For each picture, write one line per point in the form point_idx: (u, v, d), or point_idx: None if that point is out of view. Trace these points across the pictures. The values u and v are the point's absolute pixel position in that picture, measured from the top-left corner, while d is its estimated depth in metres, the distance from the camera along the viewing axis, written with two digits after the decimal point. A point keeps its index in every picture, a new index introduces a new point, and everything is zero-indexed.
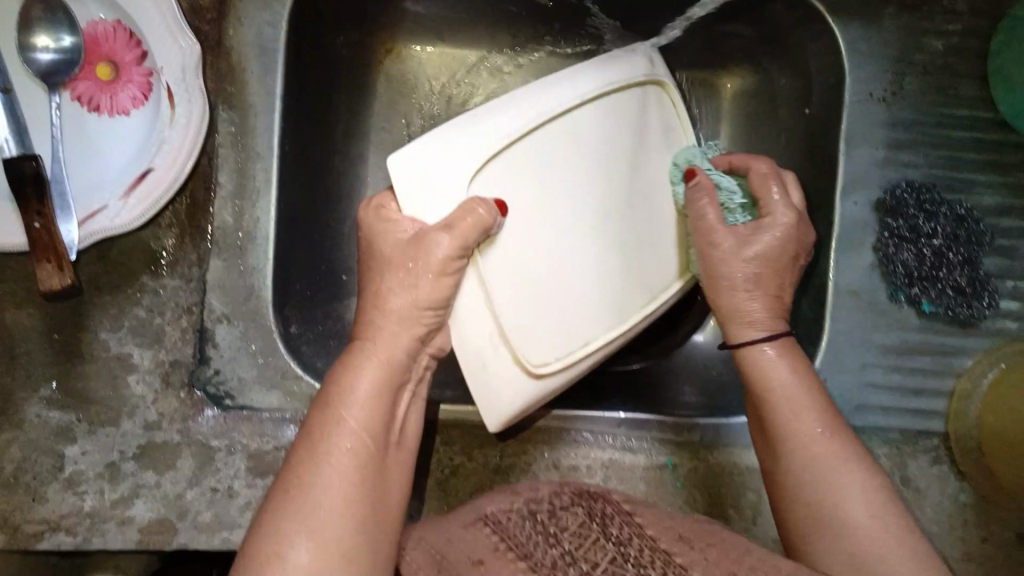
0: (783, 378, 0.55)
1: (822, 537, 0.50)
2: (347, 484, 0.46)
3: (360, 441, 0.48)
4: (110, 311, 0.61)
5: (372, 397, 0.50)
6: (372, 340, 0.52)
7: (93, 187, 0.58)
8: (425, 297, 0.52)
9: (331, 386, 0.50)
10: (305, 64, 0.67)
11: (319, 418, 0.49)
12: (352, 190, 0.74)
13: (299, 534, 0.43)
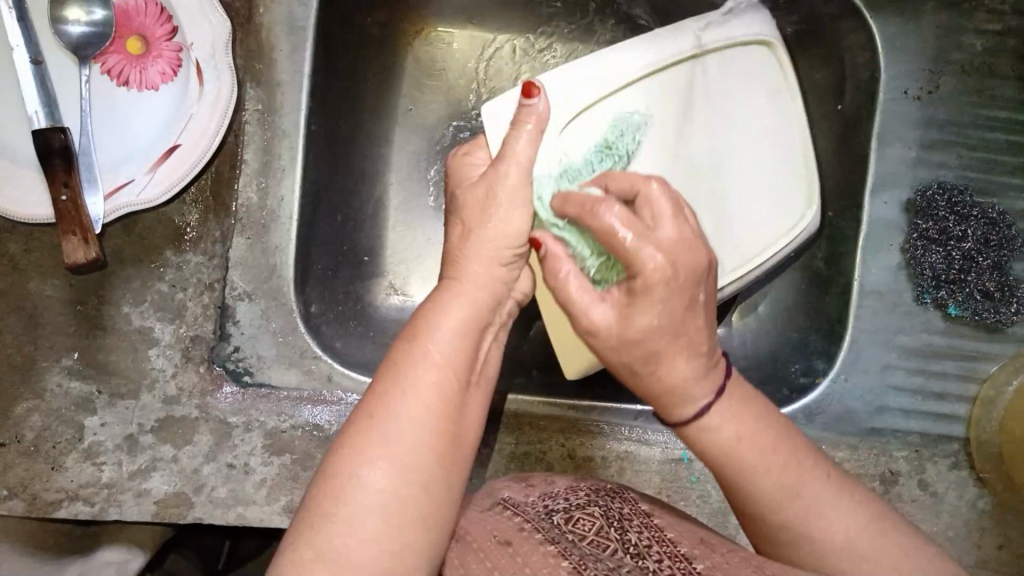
0: (727, 443, 0.42)
1: None
2: (432, 411, 0.40)
3: (450, 368, 0.41)
4: (132, 284, 0.61)
5: (472, 318, 0.45)
6: (462, 266, 0.46)
7: (120, 160, 0.58)
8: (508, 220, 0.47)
9: (428, 301, 0.45)
10: (334, 43, 0.66)
11: (401, 340, 0.42)
12: (377, 171, 0.74)
13: (379, 455, 0.38)
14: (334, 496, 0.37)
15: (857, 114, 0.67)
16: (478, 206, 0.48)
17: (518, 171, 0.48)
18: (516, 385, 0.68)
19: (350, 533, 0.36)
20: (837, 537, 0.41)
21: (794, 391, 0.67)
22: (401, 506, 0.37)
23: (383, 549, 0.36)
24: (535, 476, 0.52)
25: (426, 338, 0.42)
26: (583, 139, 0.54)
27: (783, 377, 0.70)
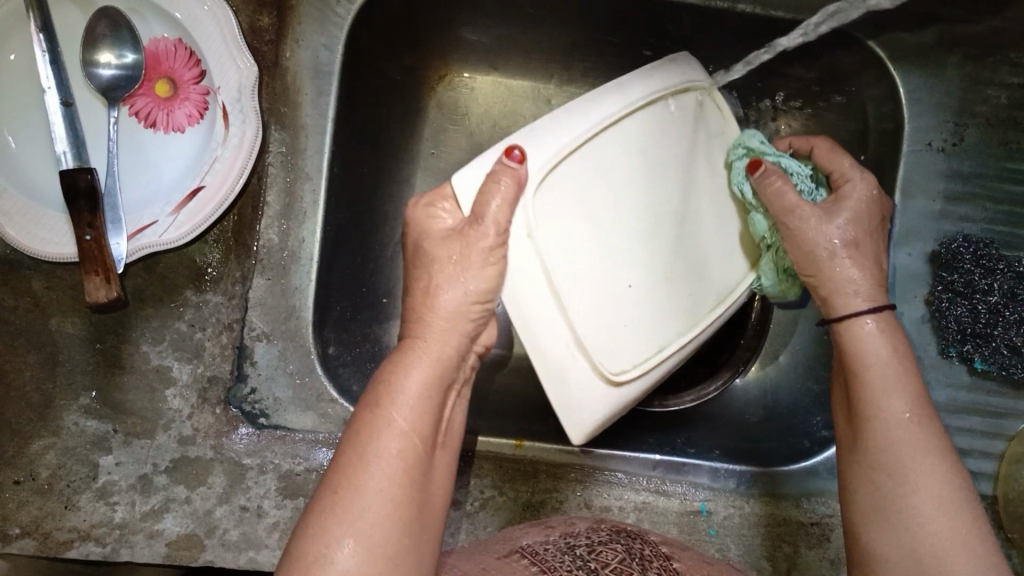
0: (878, 354, 0.49)
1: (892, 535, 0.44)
2: (396, 483, 0.41)
3: (409, 442, 0.42)
4: (152, 323, 0.61)
5: (425, 390, 0.45)
6: (420, 340, 0.47)
7: (145, 200, 0.58)
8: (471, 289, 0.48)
9: (380, 379, 0.46)
10: (359, 88, 0.67)
11: (363, 420, 0.43)
12: (398, 214, 0.75)
13: (349, 530, 0.38)
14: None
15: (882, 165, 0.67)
16: (438, 254, 0.50)
17: (495, 233, 0.48)
18: (532, 431, 0.68)
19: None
20: (925, 483, 0.44)
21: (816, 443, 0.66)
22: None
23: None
24: (553, 521, 0.52)
25: (385, 414, 0.43)
26: (562, 194, 0.50)
27: (804, 429, 0.68)
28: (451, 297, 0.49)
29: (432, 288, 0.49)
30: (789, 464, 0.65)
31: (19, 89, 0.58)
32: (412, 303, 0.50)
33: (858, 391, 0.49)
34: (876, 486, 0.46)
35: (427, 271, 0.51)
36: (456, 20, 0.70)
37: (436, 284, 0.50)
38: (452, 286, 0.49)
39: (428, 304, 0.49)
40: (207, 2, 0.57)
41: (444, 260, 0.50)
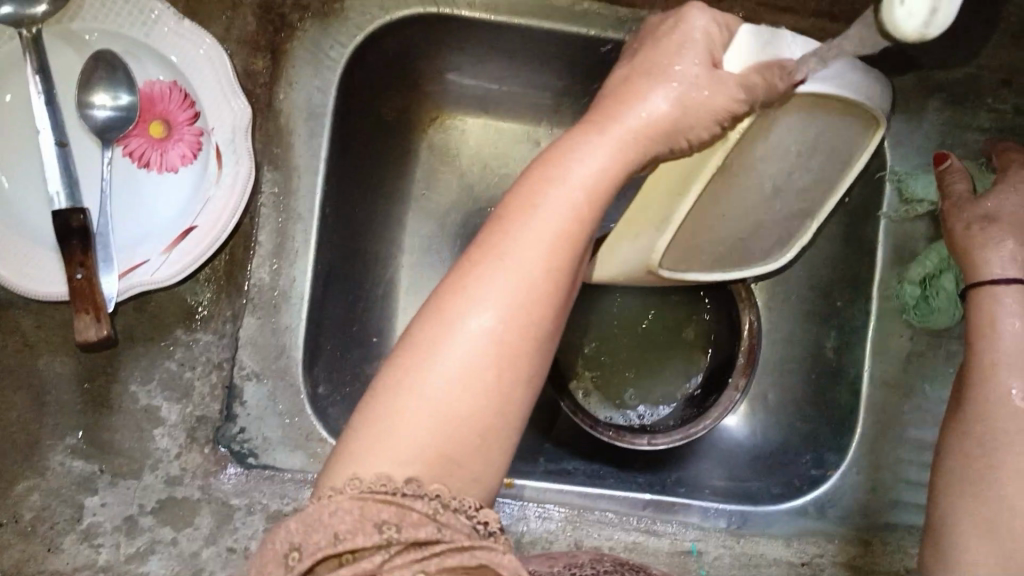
0: (1011, 332, 0.55)
1: (964, 493, 0.52)
2: (541, 286, 0.38)
3: (563, 241, 0.39)
4: (141, 363, 0.61)
5: (548, 259, 0.38)
6: (610, 125, 0.43)
7: (137, 239, 0.58)
8: (650, 132, 0.44)
9: (512, 218, 0.39)
10: (353, 130, 0.68)
11: (528, 198, 0.40)
12: (388, 254, 0.75)
13: (483, 307, 0.37)
14: (416, 358, 0.36)
15: (867, 206, 0.68)
16: (681, 62, 0.45)
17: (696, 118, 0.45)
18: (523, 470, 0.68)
19: (423, 401, 0.35)
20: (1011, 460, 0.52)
21: (805, 482, 0.66)
22: (482, 380, 0.36)
23: (442, 429, 0.35)
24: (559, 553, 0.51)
25: (542, 204, 0.40)
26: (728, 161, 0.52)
27: (795, 469, 0.69)
28: (653, 103, 0.44)
29: (633, 76, 0.46)
30: (782, 501, 0.64)
31: (14, 129, 0.58)
32: (613, 88, 0.46)
33: (979, 362, 0.56)
34: (962, 427, 0.55)
35: (633, 73, 0.46)
36: (448, 64, 0.72)
37: (625, 86, 0.46)
38: (661, 89, 0.45)
39: (634, 97, 0.45)
40: (202, 46, 0.58)
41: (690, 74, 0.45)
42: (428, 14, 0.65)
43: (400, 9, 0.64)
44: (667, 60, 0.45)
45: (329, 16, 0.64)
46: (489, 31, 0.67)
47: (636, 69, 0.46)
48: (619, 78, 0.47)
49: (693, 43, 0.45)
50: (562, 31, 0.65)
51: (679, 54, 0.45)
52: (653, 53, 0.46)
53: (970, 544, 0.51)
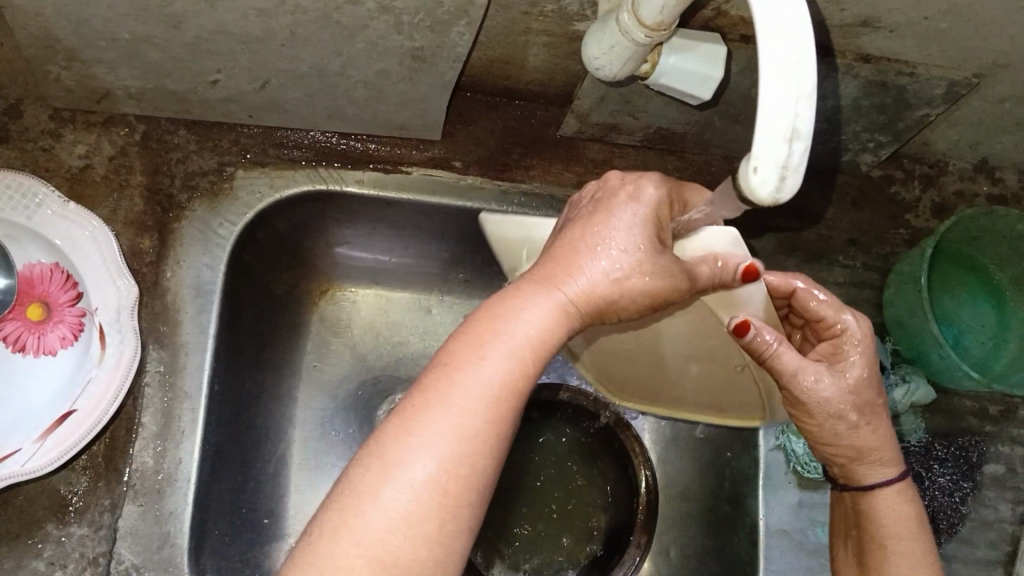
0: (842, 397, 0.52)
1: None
2: (492, 436, 0.38)
3: (506, 391, 0.39)
4: (4, 565, 0.57)
5: (493, 417, 0.38)
6: (555, 286, 0.42)
7: (6, 428, 0.54)
8: (588, 301, 0.43)
9: (450, 371, 0.39)
10: (242, 304, 0.68)
11: (472, 348, 0.39)
12: (281, 428, 0.73)
13: (425, 452, 0.37)
14: (348, 512, 0.36)
15: None
16: (620, 220, 0.44)
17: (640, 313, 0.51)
18: None
19: (360, 550, 0.35)
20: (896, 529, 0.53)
21: None
22: (421, 524, 0.36)
23: None
24: None
25: (485, 369, 0.39)
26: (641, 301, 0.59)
27: None
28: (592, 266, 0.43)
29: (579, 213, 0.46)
30: None
31: None
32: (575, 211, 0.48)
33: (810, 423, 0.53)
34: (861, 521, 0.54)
35: (596, 205, 0.46)
36: (338, 237, 0.74)
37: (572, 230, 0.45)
38: (603, 260, 0.43)
39: (578, 259, 0.44)
40: (89, 225, 0.57)
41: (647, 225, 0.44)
42: (318, 191, 0.67)
43: (289, 188, 0.66)
44: (615, 229, 0.44)
45: (218, 195, 0.65)
46: (377, 206, 0.70)
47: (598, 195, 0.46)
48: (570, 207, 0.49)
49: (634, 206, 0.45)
50: (448, 204, 0.69)
51: (618, 210, 0.45)
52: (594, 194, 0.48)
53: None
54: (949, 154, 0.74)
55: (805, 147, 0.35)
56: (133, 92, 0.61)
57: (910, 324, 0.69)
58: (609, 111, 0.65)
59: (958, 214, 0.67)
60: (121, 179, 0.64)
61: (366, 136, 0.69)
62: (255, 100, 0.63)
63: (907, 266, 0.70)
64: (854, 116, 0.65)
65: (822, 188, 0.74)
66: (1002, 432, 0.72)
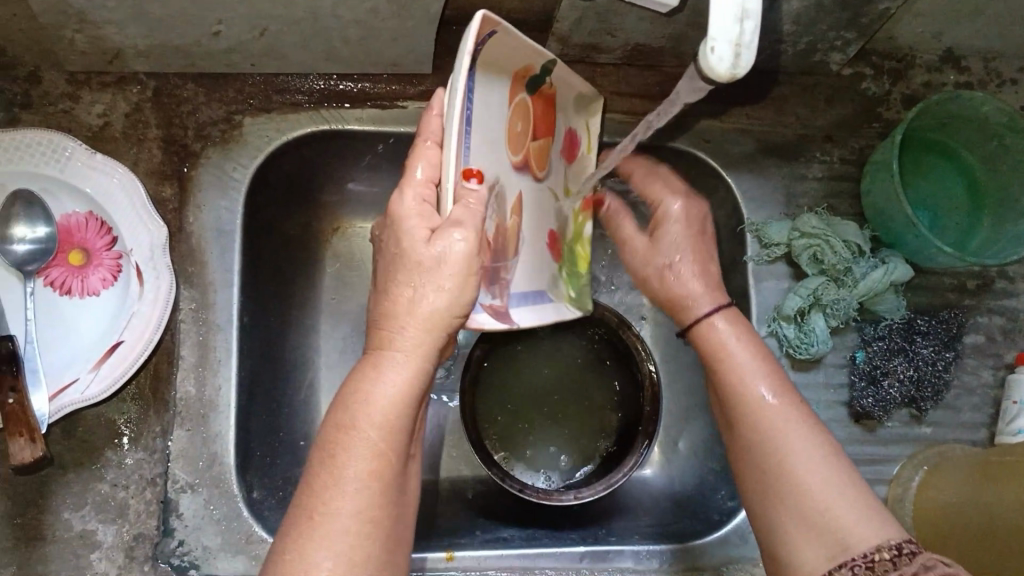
0: (728, 349, 0.61)
1: (787, 501, 0.52)
2: (369, 510, 0.46)
3: (376, 466, 0.47)
4: (72, 489, 0.62)
5: (364, 492, 0.46)
6: (390, 349, 0.49)
7: (64, 361, 0.61)
8: (422, 347, 0.49)
9: (321, 470, 0.47)
10: (261, 245, 0.73)
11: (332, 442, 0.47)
12: (308, 357, 0.78)
13: (323, 549, 0.44)
14: None
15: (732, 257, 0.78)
16: (443, 233, 0.49)
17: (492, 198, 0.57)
18: (461, 542, 0.70)
19: None
20: (794, 443, 0.54)
21: (724, 514, 0.72)
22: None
23: None
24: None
25: (347, 461, 0.46)
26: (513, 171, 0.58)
27: (713, 504, 0.74)
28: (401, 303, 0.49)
29: (402, 214, 0.50)
30: (716, 531, 0.69)
31: None
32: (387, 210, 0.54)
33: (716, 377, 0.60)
34: (771, 439, 0.55)
35: (421, 208, 0.51)
36: (344, 175, 0.78)
37: (399, 230, 0.51)
38: (429, 293, 0.49)
39: (400, 306, 0.49)
40: (114, 174, 0.63)
41: (452, 245, 0.48)
42: (320, 131, 0.71)
43: (293, 130, 0.71)
44: (430, 252, 0.49)
45: (229, 143, 0.70)
46: (378, 142, 0.74)
47: (404, 183, 0.51)
48: (399, 192, 0.51)
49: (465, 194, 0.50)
50: None
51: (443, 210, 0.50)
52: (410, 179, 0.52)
53: (799, 545, 0.51)
54: (915, 47, 0.78)
55: (756, 25, 0.40)
56: (141, 50, 0.66)
57: (887, 210, 0.73)
58: (587, 31, 0.69)
59: (925, 102, 0.71)
60: (139, 133, 0.69)
61: (360, 75, 0.73)
62: (254, 48, 0.67)
63: (881, 155, 0.73)
64: (821, 16, 0.68)
65: (796, 89, 0.78)
66: (981, 305, 0.77)
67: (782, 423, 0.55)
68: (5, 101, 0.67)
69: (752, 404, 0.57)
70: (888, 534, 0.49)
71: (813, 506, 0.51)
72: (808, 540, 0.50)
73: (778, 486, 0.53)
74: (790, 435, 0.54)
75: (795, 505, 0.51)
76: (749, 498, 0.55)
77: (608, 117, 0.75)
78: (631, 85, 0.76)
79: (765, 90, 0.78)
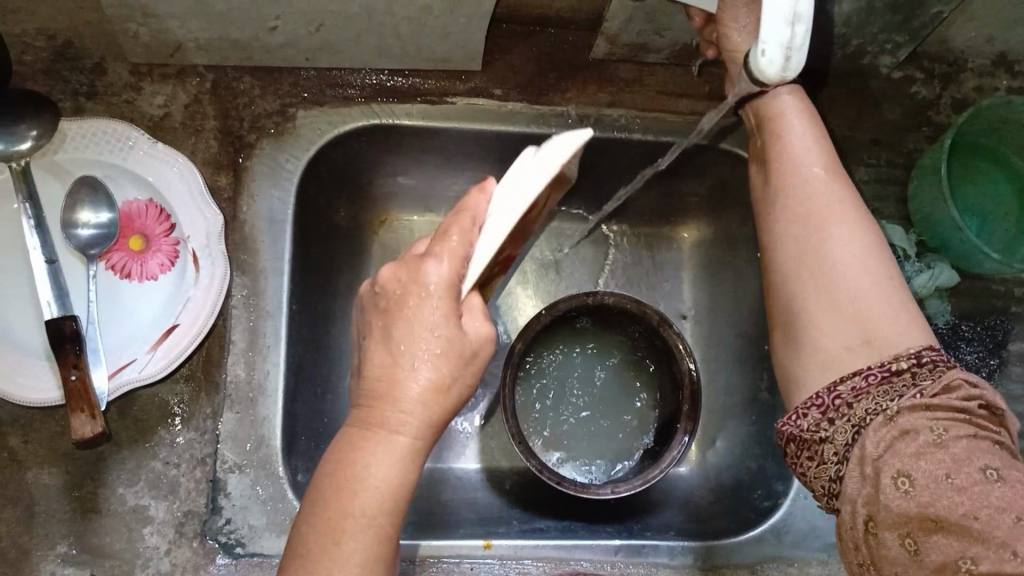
0: (789, 112, 0.59)
1: (814, 289, 0.51)
2: None
3: (378, 542, 0.44)
4: (126, 465, 0.65)
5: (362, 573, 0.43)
6: (384, 426, 0.45)
7: (123, 342, 0.63)
8: (426, 420, 0.46)
9: (315, 548, 0.43)
10: (311, 235, 0.75)
11: (331, 532, 0.43)
12: (352, 346, 0.81)
13: None
14: None
15: None
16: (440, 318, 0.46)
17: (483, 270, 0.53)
18: (498, 531, 0.71)
19: None
20: (837, 243, 0.52)
21: (759, 513, 0.72)
22: None
23: None
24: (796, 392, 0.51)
25: (344, 541, 0.43)
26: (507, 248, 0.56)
27: (749, 503, 0.74)
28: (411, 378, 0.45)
29: (426, 287, 0.46)
30: (749, 529, 0.70)
31: (9, 258, 0.64)
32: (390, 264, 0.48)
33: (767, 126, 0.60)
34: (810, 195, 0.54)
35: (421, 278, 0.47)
36: (393, 169, 0.80)
37: (415, 302, 0.46)
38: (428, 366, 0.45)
39: (397, 378, 0.45)
40: (175, 164, 0.65)
41: (471, 338, 0.47)
42: (371, 125, 0.73)
43: (346, 123, 0.72)
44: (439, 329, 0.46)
45: (283, 134, 0.71)
46: (427, 136, 0.75)
47: (428, 255, 0.47)
48: (422, 261, 0.47)
49: (456, 254, 0.47)
50: (490, 130, 0.74)
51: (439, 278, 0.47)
52: (429, 244, 0.48)
53: (819, 325, 0.50)
54: (967, 51, 0.77)
55: (806, 28, 0.43)
56: (201, 43, 0.68)
57: (933, 213, 0.73)
58: (635, 31, 0.70)
59: (977, 105, 0.71)
60: (197, 124, 0.71)
61: (413, 72, 0.74)
62: (310, 43, 0.69)
63: (930, 160, 0.73)
64: (870, 18, 0.68)
65: (844, 92, 0.78)
66: None
67: (823, 208, 0.53)
68: (69, 91, 0.69)
69: (796, 175, 0.56)
70: (913, 339, 0.48)
71: (846, 301, 0.50)
72: (832, 327, 0.49)
73: (808, 257, 0.52)
74: (833, 224, 0.52)
75: (826, 297, 0.50)
76: (776, 255, 0.54)
77: (657, 117, 0.75)
78: (677, 86, 0.76)
79: (813, 92, 0.78)
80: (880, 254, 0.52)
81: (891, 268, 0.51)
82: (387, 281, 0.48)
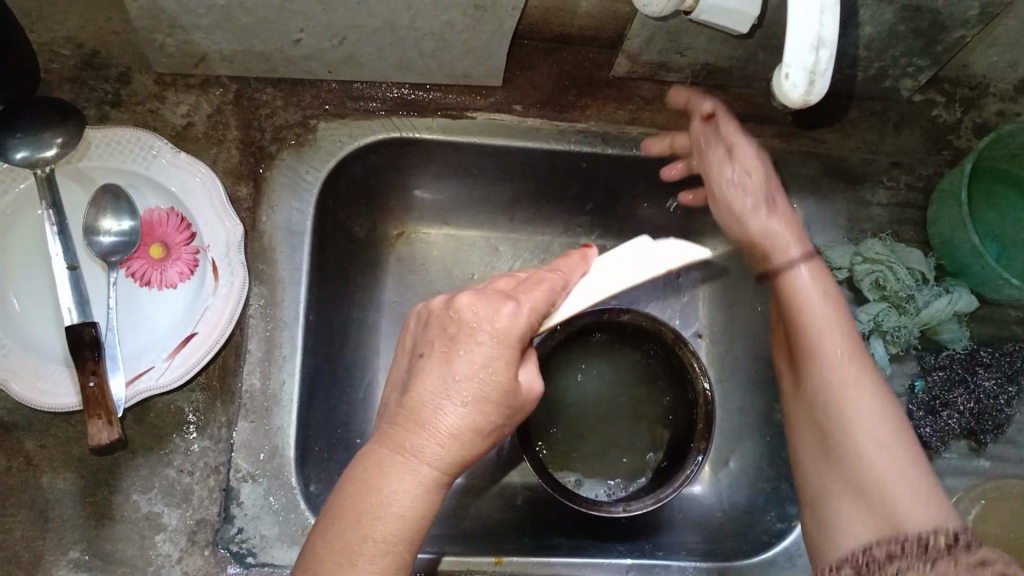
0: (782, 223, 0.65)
1: (849, 452, 0.52)
2: None
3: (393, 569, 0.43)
4: (141, 472, 0.65)
5: None
6: (415, 455, 0.44)
7: (141, 350, 0.64)
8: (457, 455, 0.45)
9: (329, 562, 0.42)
10: (329, 246, 0.75)
11: (346, 550, 0.42)
12: (367, 357, 0.81)
13: None
14: None
15: None
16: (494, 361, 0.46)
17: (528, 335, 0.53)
18: (509, 547, 0.71)
19: None
20: (853, 401, 0.53)
21: (772, 535, 0.71)
22: None
23: None
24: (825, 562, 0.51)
25: (361, 562, 0.42)
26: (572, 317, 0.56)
27: (762, 524, 0.73)
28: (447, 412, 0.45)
29: (493, 328, 0.46)
30: (761, 551, 0.69)
31: (31, 263, 0.65)
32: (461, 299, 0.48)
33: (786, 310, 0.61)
34: (809, 320, 0.58)
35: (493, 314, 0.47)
36: (411, 182, 0.81)
37: (476, 338, 0.46)
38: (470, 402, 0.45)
39: (434, 407, 0.45)
40: (198, 174, 0.66)
41: (517, 392, 0.47)
42: (391, 139, 0.73)
43: (367, 136, 0.73)
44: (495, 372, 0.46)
45: (303, 146, 0.72)
46: (446, 150, 0.75)
47: (502, 298, 0.48)
48: (494, 302, 0.47)
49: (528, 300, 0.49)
50: (511, 146, 0.74)
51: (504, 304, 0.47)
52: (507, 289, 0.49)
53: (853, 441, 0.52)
54: (989, 76, 0.77)
55: (830, 54, 0.44)
56: (225, 55, 0.69)
57: (953, 239, 0.72)
58: (657, 50, 0.70)
59: (998, 131, 0.70)
60: (219, 134, 0.71)
61: (434, 86, 0.75)
62: (332, 56, 0.69)
63: (949, 183, 0.73)
64: (893, 41, 0.68)
65: (864, 114, 0.78)
66: None
67: (828, 349, 0.56)
68: (95, 100, 0.70)
69: (826, 360, 0.56)
70: (946, 520, 0.47)
71: (866, 427, 0.52)
72: (864, 517, 0.50)
73: (829, 415, 0.54)
74: (857, 403, 0.53)
75: (847, 436, 0.53)
76: (803, 405, 0.57)
77: (676, 135, 0.76)
78: None
79: (834, 112, 0.77)
80: (903, 429, 0.52)
81: (904, 421, 0.53)
82: (464, 309, 0.47)
